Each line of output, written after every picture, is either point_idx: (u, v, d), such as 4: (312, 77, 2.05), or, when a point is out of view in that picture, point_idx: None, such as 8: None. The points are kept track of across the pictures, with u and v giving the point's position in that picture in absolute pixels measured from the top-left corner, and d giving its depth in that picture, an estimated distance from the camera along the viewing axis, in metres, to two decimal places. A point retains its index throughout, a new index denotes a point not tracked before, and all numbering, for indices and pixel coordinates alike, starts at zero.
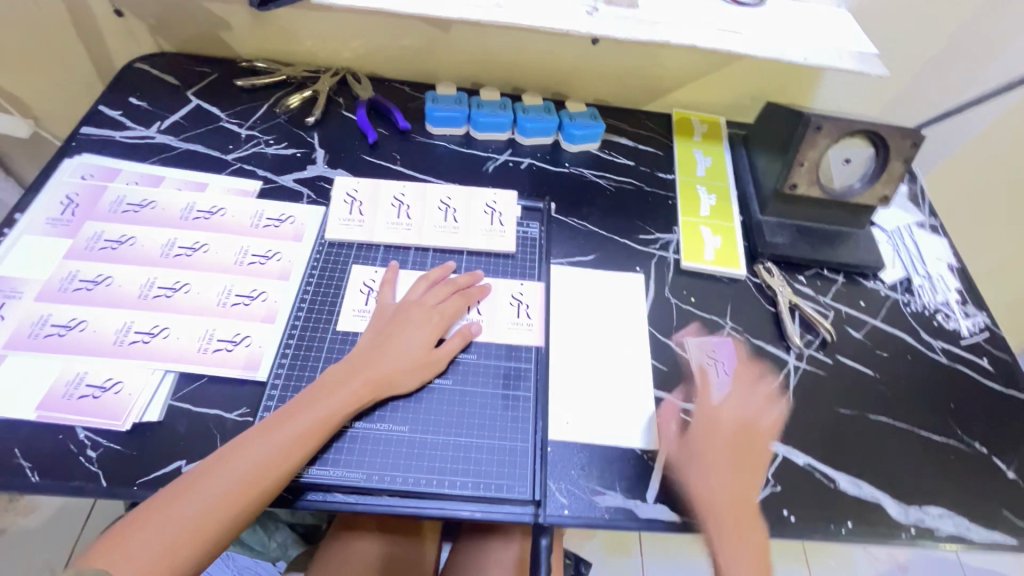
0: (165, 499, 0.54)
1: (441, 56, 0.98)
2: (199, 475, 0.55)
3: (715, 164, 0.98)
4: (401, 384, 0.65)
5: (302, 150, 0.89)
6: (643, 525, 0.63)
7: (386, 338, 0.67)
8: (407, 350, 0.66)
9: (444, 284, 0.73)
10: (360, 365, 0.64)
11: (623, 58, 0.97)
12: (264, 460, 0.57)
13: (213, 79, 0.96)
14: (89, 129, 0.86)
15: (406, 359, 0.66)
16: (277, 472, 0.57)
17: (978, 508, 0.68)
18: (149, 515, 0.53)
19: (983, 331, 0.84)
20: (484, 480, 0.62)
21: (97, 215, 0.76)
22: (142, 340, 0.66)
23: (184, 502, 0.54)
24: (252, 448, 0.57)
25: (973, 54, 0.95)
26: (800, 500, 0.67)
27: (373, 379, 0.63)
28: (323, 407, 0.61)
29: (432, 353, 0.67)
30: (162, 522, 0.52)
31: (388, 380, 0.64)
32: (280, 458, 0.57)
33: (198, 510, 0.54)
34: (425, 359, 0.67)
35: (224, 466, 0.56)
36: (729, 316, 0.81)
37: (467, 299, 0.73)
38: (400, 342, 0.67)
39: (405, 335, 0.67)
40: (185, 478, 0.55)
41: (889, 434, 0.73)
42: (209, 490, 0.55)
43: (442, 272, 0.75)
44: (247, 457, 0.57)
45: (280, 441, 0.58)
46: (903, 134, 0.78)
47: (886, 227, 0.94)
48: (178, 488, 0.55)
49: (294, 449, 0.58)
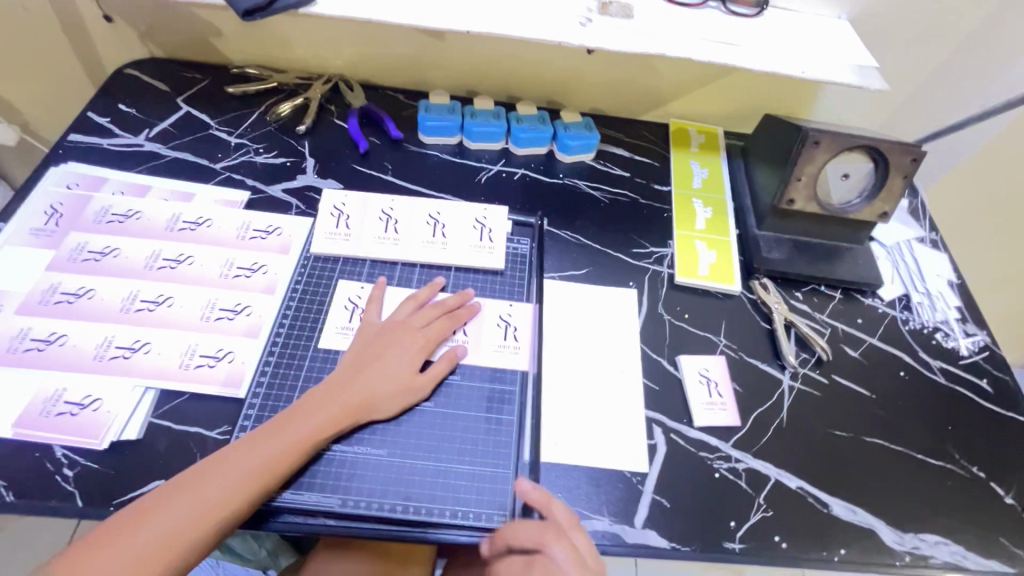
0: (132, 517, 0.53)
1: (436, 64, 0.97)
2: (167, 494, 0.54)
3: (711, 176, 0.96)
4: (380, 408, 0.64)
5: (292, 159, 0.88)
6: (631, 551, 0.62)
7: (368, 360, 0.65)
8: (388, 373, 0.65)
9: (433, 306, 0.72)
10: (339, 388, 0.63)
11: (619, 67, 0.95)
12: (237, 479, 0.55)
13: (205, 86, 0.95)
14: (76, 137, 0.85)
15: (390, 383, 0.64)
16: (248, 493, 0.55)
17: (975, 536, 0.67)
18: (113, 535, 0.52)
19: (983, 350, 0.82)
20: (463, 508, 0.61)
21: (82, 225, 0.75)
22: (123, 356, 0.65)
23: (150, 522, 0.53)
24: (225, 466, 0.56)
25: (977, 67, 0.93)
26: (792, 526, 0.65)
27: (354, 402, 0.62)
28: (300, 429, 0.59)
29: (415, 377, 0.66)
30: (126, 543, 0.51)
31: (367, 404, 0.63)
32: (252, 481, 0.56)
33: (163, 532, 0.52)
34: (407, 383, 0.65)
35: (195, 486, 0.55)
36: (724, 334, 0.79)
37: (454, 322, 0.72)
38: (382, 364, 0.65)
39: (387, 357, 0.66)
40: (153, 496, 0.54)
41: (884, 458, 0.71)
42: (176, 511, 0.53)
43: (430, 292, 0.74)
44: (219, 478, 0.55)
45: (254, 464, 0.57)
46: (903, 150, 0.77)
47: (886, 242, 0.92)
48: (145, 506, 0.54)
49: (268, 470, 0.57)
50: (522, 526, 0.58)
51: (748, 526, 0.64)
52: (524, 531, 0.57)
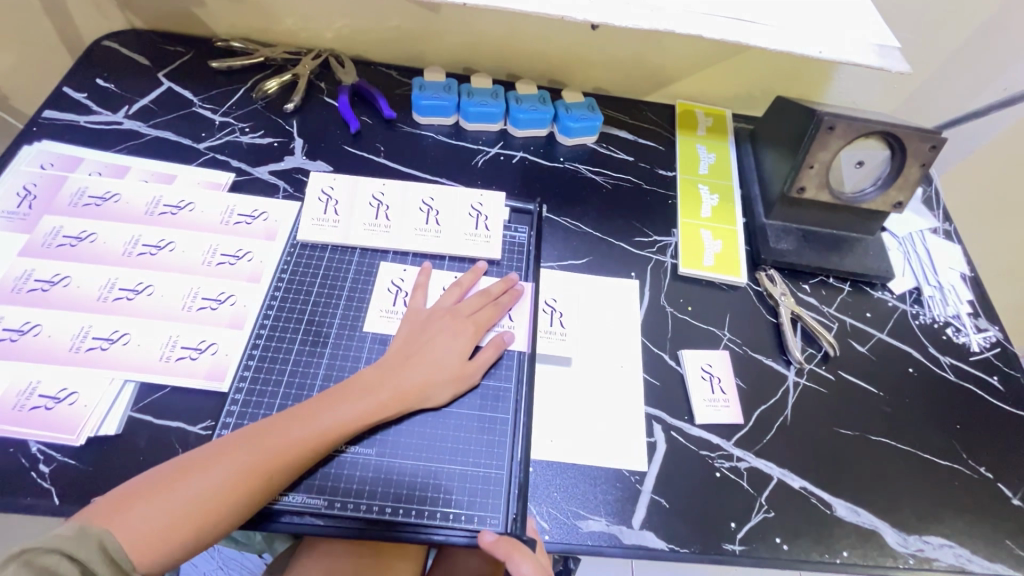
0: (171, 475, 0.52)
1: (431, 39, 0.92)
2: (210, 456, 0.53)
3: (718, 161, 0.92)
4: (430, 398, 0.63)
5: (280, 139, 0.84)
6: (628, 553, 0.60)
7: (419, 347, 0.64)
8: (440, 361, 0.64)
9: (478, 294, 0.70)
10: (390, 374, 0.62)
11: (625, 44, 0.90)
12: (268, 455, 0.54)
13: (187, 60, 0.90)
14: (51, 113, 0.81)
15: (441, 370, 0.63)
16: (279, 469, 0.54)
17: (982, 539, 0.65)
18: (152, 490, 0.51)
19: (995, 346, 0.80)
20: (453, 510, 0.59)
21: (57, 208, 0.71)
22: (100, 347, 0.62)
23: (190, 481, 0.52)
24: (260, 442, 0.55)
25: (1001, 49, 0.89)
26: (793, 526, 0.63)
27: (406, 389, 0.61)
28: (343, 412, 0.58)
29: (465, 365, 0.65)
30: (165, 499, 0.50)
31: (417, 392, 0.62)
32: (294, 454, 0.55)
33: (202, 493, 0.51)
34: (456, 372, 0.64)
35: (238, 451, 0.54)
36: (727, 327, 0.76)
37: (498, 308, 0.70)
38: (433, 352, 0.64)
39: (439, 344, 0.65)
40: (195, 457, 0.53)
41: (890, 457, 0.69)
42: (216, 473, 0.52)
43: (473, 277, 0.72)
44: (262, 446, 0.55)
45: (290, 438, 0.56)
46: (923, 136, 0.73)
47: (898, 233, 0.88)
48: (187, 465, 0.53)
49: (301, 449, 0.56)
50: (524, 557, 0.55)
51: (749, 527, 0.62)
52: (521, 564, 0.54)
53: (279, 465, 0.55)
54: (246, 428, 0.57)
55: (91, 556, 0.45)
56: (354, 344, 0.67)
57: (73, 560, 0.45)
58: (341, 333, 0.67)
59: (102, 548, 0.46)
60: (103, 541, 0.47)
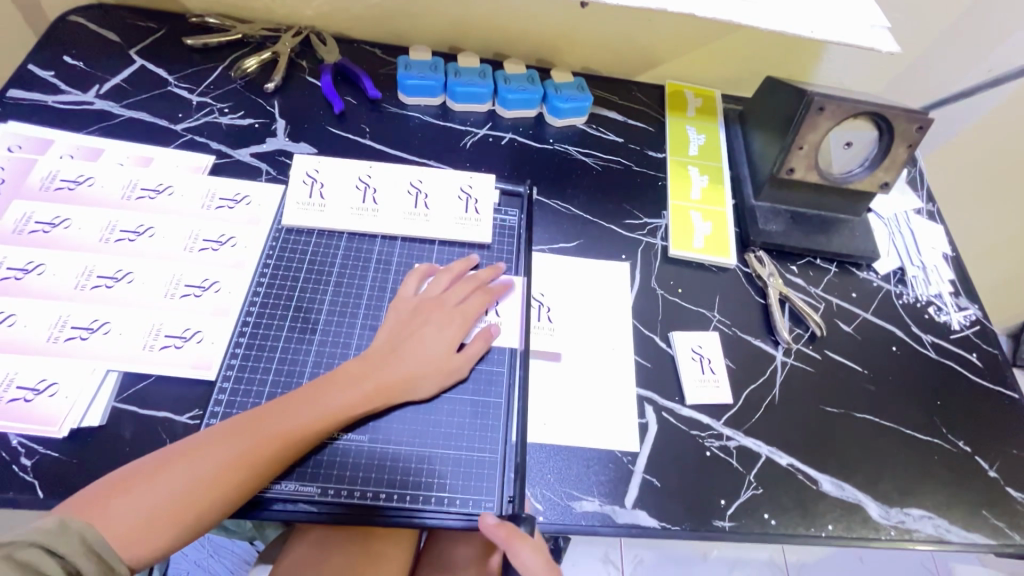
0: (154, 466, 0.51)
1: (416, 16, 0.89)
2: (195, 447, 0.53)
3: (709, 142, 0.91)
4: (417, 389, 0.62)
5: (261, 120, 0.81)
6: (621, 531, 0.60)
7: (405, 338, 0.64)
8: (426, 354, 0.63)
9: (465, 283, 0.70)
10: (376, 364, 0.61)
11: (615, 22, 0.89)
12: (252, 446, 0.54)
13: (160, 36, 0.86)
14: (16, 92, 0.77)
15: (425, 363, 0.63)
16: (265, 460, 0.54)
17: (959, 510, 0.67)
18: (137, 482, 0.50)
19: (974, 324, 0.82)
20: (447, 494, 0.59)
21: (27, 192, 0.68)
22: (80, 337, 0.61)
23: (173, 473, 0.51)
24: (244, 434, 0.54)
25: (986, 30, 0.90)
26: (780, 501, 0.65)
27: (388, 383, 0.60)
28: (327, 404, 0.57)
29: (453, 358, 0.64)
30: (147, 491, 0.49)
31: (403, 383, 0.61)
32: (280, 444, 0.55)
33: (186, 485, 0.50)
34: (442, 365, 0.63)
35: (222, 442, 0.53)
36: (718, 309, 0.77)
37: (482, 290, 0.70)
38: (420, 343, 0.63)
39: (426, 335, 0.64)
40: (177, 450, 0.52)
41: (873, 434, 0.71)
42: (201, 465, 0.51)
43: (464, 267, 0.71)
44: (247, 437, 0.54)
45: (274, 431, 0.55)
46: (911, 117, 0.73)
47: (884, 214, 0.90)
48: (171, 456, 0.52)
49: (286, 441, 0.55)
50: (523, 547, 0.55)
51: (738, 504, 0.64)
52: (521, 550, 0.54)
53: (266, 456, 0.54)
54: (228, 420, 0.56)
55: (74, 551, 0.44)
56: (344, 331, 0.66)
57: (53, 555, 0.43)
58: (331, 319, 0.66)
59: (86, 543, 0.45)
60: (85, 535, 0.45)
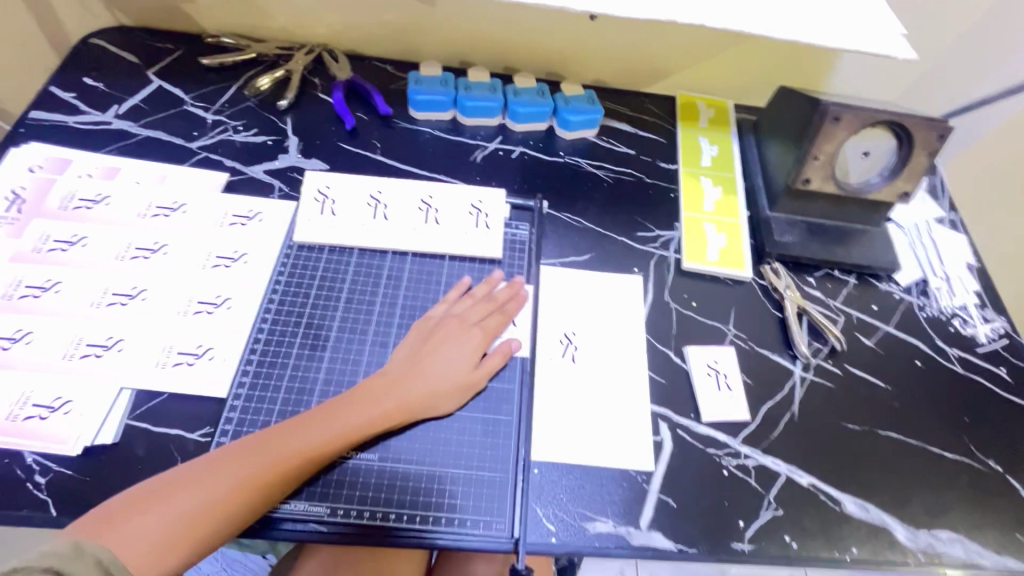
0: (171, 483, 0.51)
1: (427, 33, 0.90)
2: (211, 465, 0.53)
3: (721, 153, 0.90)
4: (435, 408, 0.62)
5: (274, 138, 0.82)
6: (636, 554, 0.59)
7: (424, 355, 0.63)
8: (445, 370, 0.63)
9: (485, 300, 0.69)
10: (394, 382, 0.61)
11: (625, 35, 0.89)
12: (267, 465, 0.53)
13: (177, 57, 0.88)
14: (38, 114, 0.79)
15: (444, 380, 0.62)
16: (279, 479, 0.53)
17: (991, 532, 0.65)
18: (153, 501, 0.50)
19: (1002, 337, 0.79)
20: (456, 515, 0.58)
21: (47, 212, 0.70)
22: (95, 354, 0.61)
23: (189, 492, 0.51)
24: (260, 453, 0.54)
25: (1008, 35, 0.88)
26: (801, 523, 0.62)
27: (408, 400, 0.60)
28: (345, 421, 0.57)
29: (472, 374, 0.64)
30: (162, 510, 0.49)
31: (423, 400, 0.61)
32: (296, 463, 0.54)
33: (201, 504, 0.50)
34: (461, 381, 0.63)
35: (237, 461, 0.53)
36: (733, 323, 0.75)
37: (496, 299, 0.70)
38: (440, 360, 0.63)
39: (446, 352, 0.64)
40: (195, 467, 0.53)
41: (898, 453, 0.68)
42: (222, 480, 0.52)
43: (486, 288, 0.71)
44: (262, 457, 0.54)
45: (291, 449, 0.55)
46: (931, 125, 0.71)
47: (904, 224, 0.88)
48: (188, 474, 0.52)
49: (302, 459, 0.55)
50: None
51: (758, 525, 0.62)
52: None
53: (282, 474, 0.54)
54: (244, 437, 0.56)
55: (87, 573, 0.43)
56: (355, 346, 0.66)
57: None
58: (341, 335, 0.66)
59: (100, 565, 0.44)
60: (99, 557, 0.44)
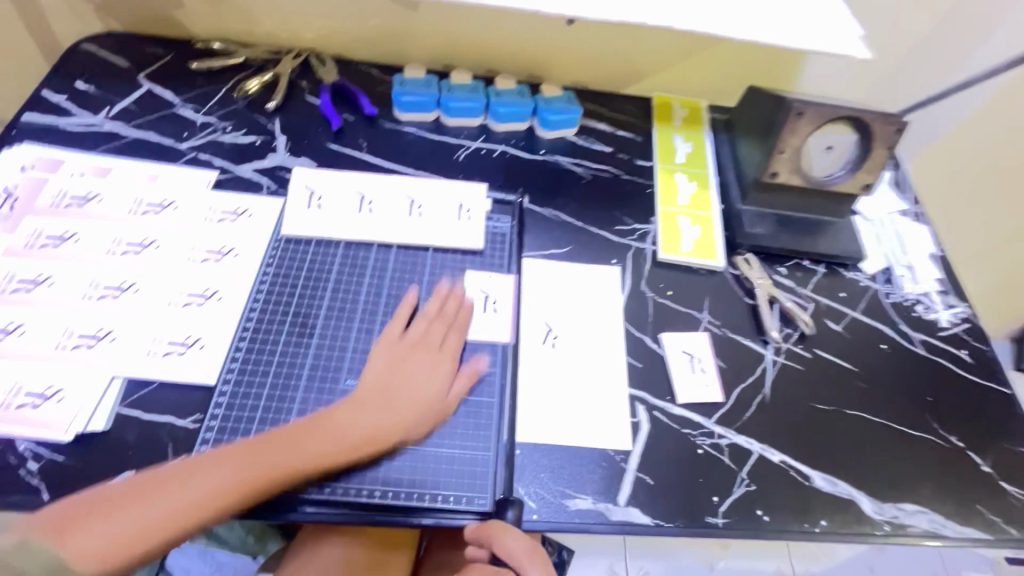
0: (129, 490, 0.52)
1: (411, 37, 0.93)
2: (172, 476, 0.53)
3: (695, 150, 0.94)
4: (403, 436, 0.62)
5: (262, 138, 0.85)
6: (615, 529, 0.61)
7: (395, 380, 0.64)
8: (415, 397, 0.63)
9: (453, 318, 0.70)
10: (363, 408, 0.61)
11: (601, 38, 0.92)
12: (227, 481, 0.54)
13: (167, 61, 0.91)
14: (30, 116, 0.81)
15: (414, 407, 0.62)
16: (239, 495, 0.54)
17: (953, 504, 0.68)
18: (111, 507, 0.50)
19: (963, 322, 0.83)
20: (440, 492, 0.60)
21: (39, 209, 0.71)
22: (87, 344, 0.63)
23: (147, 502, 0.51)
24: (221, 468, 0.54)
25: (962, 37, 0.93)
26: (772, 499, 0.65)
27: (376, 428, 0.60)
28: (310, 445, 0.57)
29: (441, 402, 0.64)
30: (120, 516, 0.50)
31: (391, 429, 0.61)
32: (257, 483, 0.55)
33: (159, 513, 0.51)
34: (430, 407, 0.63)
35: (197, 474, 0.54)
36: (707, 310, 0.78)
37: (463, 318, 0.71)
38: (409, 384, 0.64)
39: (416, 377, 0.64)
40: (155, 475, 0.53)
41: (865, 431, 0.71)
42: (185, 493, 0.52)
43: (453, 304, 0.71)
44: (222, 472, 0.54)
45: (253, 469, 0.55)
46: (888, 120, 0.76)
47: (869, 215, 0.92)
48: (148, 482, 0.52)
49: (262, 479, 0.55)
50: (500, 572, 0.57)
51: (731, 501, 0.64)
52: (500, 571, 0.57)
53: (242, 493, 0.54)
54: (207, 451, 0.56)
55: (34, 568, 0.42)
56: (341, 334, 0.68)
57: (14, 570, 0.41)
58: (328, 323, 0.68)
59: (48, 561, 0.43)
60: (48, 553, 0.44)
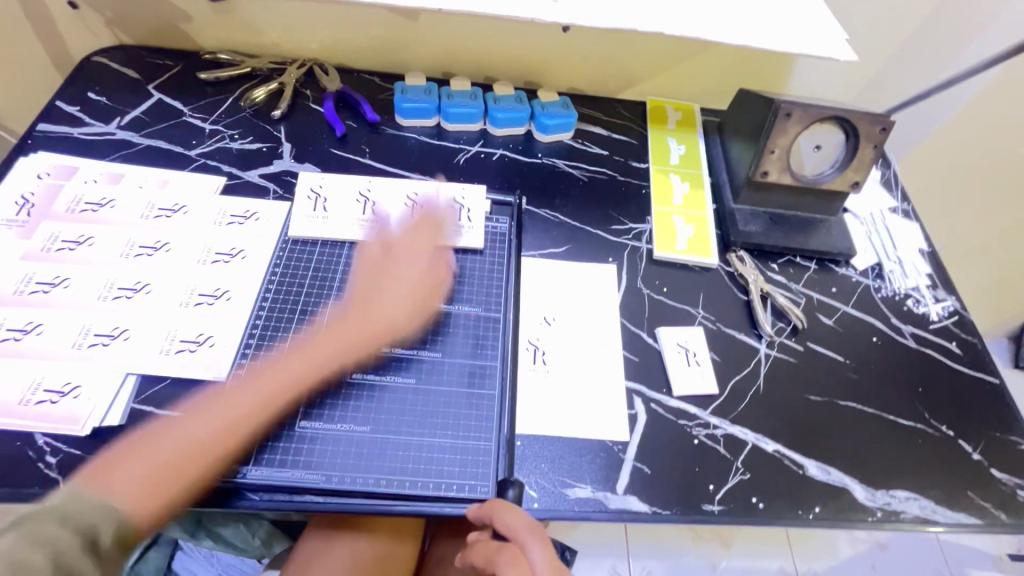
0: (147, 439, 0.59)
1: (411, 46, 0.96)
2: (178, 422, 0.60)
3: (689, 152, 0.97)
4: (388, 329, 0.70)
5: (269, 145, 0.87)
6: (613, 517, 0.63)
7: (371, 295, 0.72)
8: (390, 304, 0.71)
9: (420, 239, 0.78)
10: (342, 331, 0.68)
11: (595, 44, 0.95)
12: (232, 416, 0.61)
13: (176, 72, 0.94)
14: (45, 126, 0.84)
15: (390, 308, 0.71)
16: (244, 428, 0.60)
17: (944, 490, 0.69)
18: (130, 455, 0.57)
19: (952, 315, 0.85)
20: (444, 480, 0.62)
21: (55, 215, 0.74)
22: (102, 343, 0.65)
23: (161, 444, 0.58)
24: (222, 409, 0.61)
25: (946, 38, 0.95)
26: (767, 487, 0.67)
27: (359, 334, 0.68)
28: (298, 374, 0.64)
29: (416, 301, 0.73)
30: (141, 460, 0.57)
31: (373, 330, 0.69)
32: (256, 413, 0.62)
33: (176, 452, 0.57)
34: (409, 305, 0.72)
35: (202, 416, 0.61)
36: (702, 306, 0.80)
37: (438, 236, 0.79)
38: (385, 297, 0.71)
39: (392, 288, 0.72)
40: (164, 424, 0.60)
41: (857, 421, 0.73)
42: (198, 431, 0.59)
43: (430, 222, 0.80)
44: (223, 412, 0.61)
45: (250, 402, 0.62)
46: (874, 120, 0.78)
47: (859, 213, 0.94)
48: (160, 430, 0.59)
49: (262, 411, 0.62)
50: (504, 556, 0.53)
51: (726, 488, 0.66)
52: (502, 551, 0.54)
53: (247, 423, 0.61)
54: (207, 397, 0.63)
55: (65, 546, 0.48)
56: None
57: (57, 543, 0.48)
58: (333, 320, 0.71)
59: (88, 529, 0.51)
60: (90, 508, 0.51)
